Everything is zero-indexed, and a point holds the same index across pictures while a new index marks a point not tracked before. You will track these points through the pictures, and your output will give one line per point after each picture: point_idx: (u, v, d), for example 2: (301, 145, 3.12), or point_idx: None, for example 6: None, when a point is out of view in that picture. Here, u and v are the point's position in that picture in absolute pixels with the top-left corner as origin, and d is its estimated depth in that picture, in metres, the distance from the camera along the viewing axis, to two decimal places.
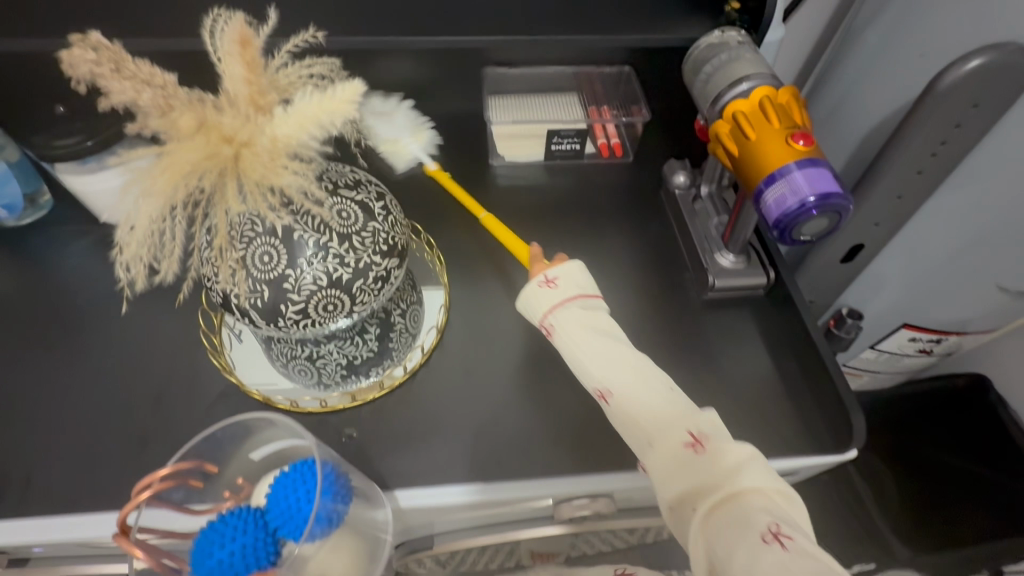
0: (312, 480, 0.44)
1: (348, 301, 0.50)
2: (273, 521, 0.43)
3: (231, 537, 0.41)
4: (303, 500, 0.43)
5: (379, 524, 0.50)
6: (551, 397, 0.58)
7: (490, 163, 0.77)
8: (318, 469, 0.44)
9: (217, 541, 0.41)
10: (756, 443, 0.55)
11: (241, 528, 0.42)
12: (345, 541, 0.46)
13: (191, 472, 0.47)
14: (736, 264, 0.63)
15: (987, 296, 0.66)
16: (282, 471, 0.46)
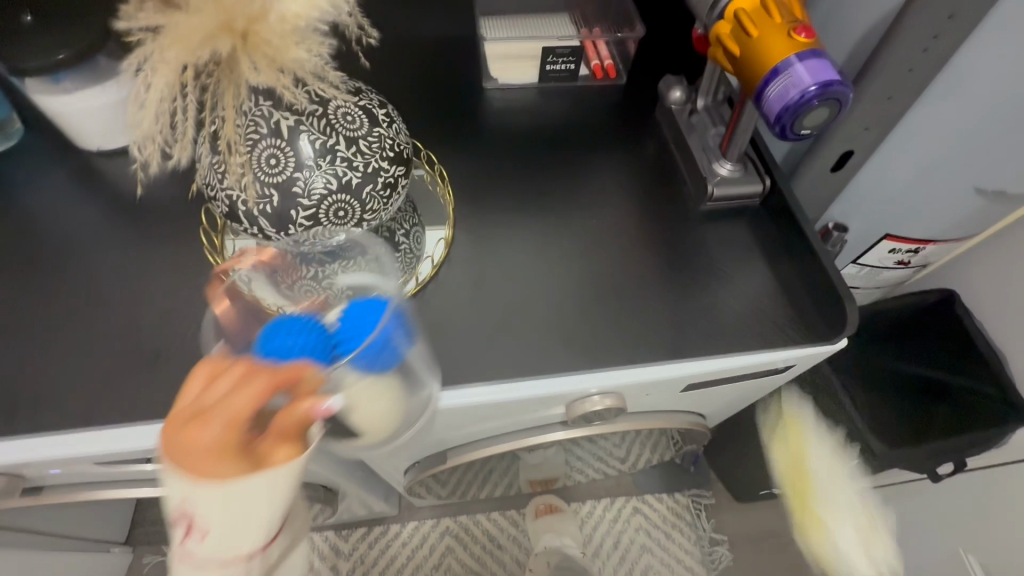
0: (382, 317, 0.44)
1: (358, 208, 0.50)
2: (339, 335, 0.43)
3: (299, 330, 0.42)
4: (368, 326, 0.43)
5: (423, 401, 0.52)
6: (558, 305, 0.59)
7: (484, 86, 0.76)
8: (391, 313, 0.45)
9: (286, 329, 0.42)
10: (752, 339, 0.58)
11: (308, 327, 0.42)
12: (393, 389, 0.46)
13: (280, 266, 0.50)
14: (733, 173, 0.64)
15: (962, 200, 0.70)
16: (361, 299, 0.47)
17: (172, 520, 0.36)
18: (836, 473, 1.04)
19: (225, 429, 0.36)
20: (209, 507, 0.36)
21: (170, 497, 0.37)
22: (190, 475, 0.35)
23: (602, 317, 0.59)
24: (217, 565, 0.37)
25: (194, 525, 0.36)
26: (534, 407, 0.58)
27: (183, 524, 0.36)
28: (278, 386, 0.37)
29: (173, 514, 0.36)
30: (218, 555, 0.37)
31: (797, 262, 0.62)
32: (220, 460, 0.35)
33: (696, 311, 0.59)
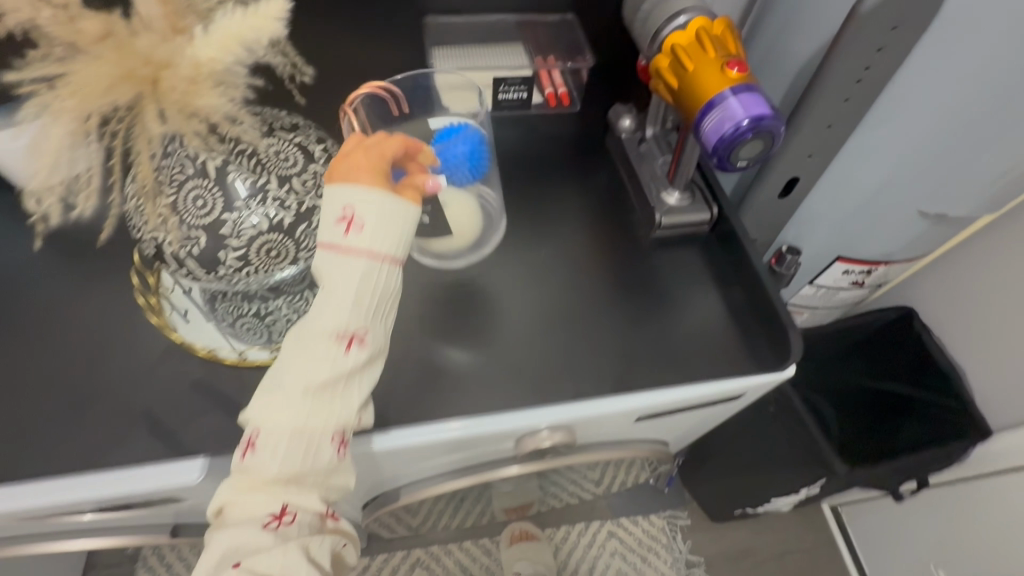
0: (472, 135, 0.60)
1: (292, 248, 0.48)
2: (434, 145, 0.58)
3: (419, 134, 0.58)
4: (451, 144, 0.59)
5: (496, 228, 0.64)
6: (506, 339, 0.58)
7: (438, 115, 0.76)
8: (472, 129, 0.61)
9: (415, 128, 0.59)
10: (700, 369, 0.57)
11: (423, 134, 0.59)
12: (471, 206, 0.61)
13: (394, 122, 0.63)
14: (681, 202, 0.64)
15: (908, 223, 0.71)
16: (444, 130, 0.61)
17: (332, 220, 0.42)
18: (806, 492, 1.04)
19: (378, 157, 0.44)
20: (369, 209, 0.42)
21: (329, 205, 0.43)
22: (342, 178, 0.43)
23: (550, 350, 0.58)
24: (355, 258, 0.42)
25: (353, 221, 0.42)
26: (484, 444, 0.57)
27: (343, 220, 0.42)
28: (406, 148, 0.47)
29: (336, 215, 0.42)
30: (369, 251, 0.42)
31: (747, 289, 0.62)
32: (368, 171, 0.43)
33: (645, 341, 0.59)
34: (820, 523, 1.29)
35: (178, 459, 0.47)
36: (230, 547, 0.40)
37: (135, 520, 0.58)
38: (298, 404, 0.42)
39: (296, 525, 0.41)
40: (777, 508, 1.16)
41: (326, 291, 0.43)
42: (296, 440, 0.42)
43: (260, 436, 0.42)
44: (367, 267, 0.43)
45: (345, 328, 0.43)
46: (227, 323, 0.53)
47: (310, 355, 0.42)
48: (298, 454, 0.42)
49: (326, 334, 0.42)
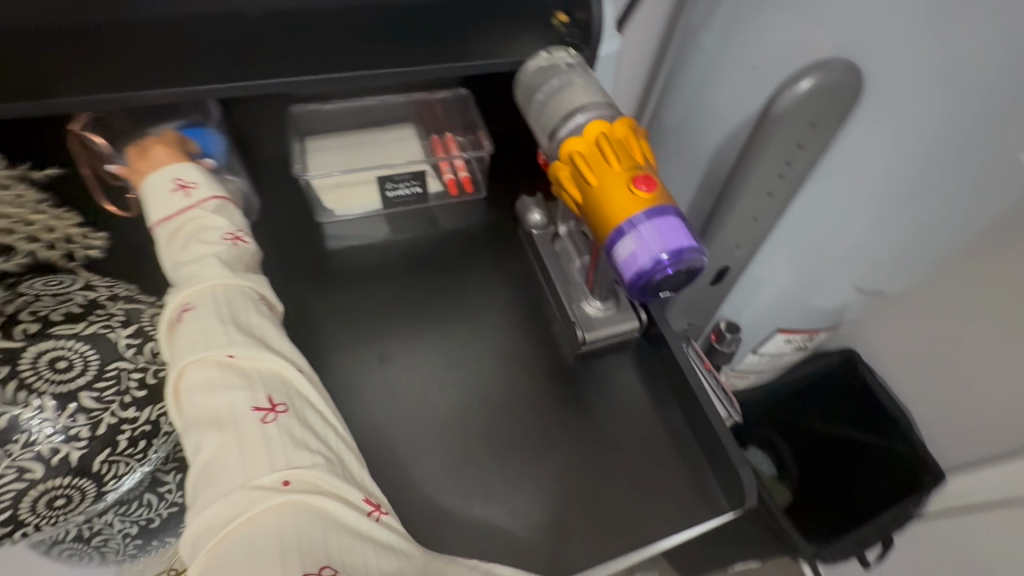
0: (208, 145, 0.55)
1: (90, 486, 0.35)
2: None
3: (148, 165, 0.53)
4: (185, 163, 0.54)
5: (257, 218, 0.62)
6: (412, 521, 0.48)
7: (318, 220, 0.65)
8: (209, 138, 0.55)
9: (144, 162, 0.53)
10: (645, 524, 0.49)
11: None
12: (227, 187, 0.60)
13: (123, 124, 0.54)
14: (604, 311, 0.56)
15: (845, 296, 0.66)
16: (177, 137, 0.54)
17: (171, 194, 0.47)
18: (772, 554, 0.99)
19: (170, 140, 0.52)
20: (193, 166, 0.49)
21: (160, 190, 0.47)
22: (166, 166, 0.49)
23: (470, 524, 0.48)
24: (200, 204, 0.47)
25: (187, 187, 0.48)
26: None
27: (180, 185, 0.48)
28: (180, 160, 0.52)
29: (172, 188, 0.47)
30: (214, 192, 0.49)
31: (687, 408, 0.55)
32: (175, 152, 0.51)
33: (578, 494, 0.50)
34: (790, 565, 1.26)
35: None
36: (235, 454, 0.35)
37: None
38: (214, 269, 0.43)
39: (292, 412, 0.38)
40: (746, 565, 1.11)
41: (199, 224, 0.46)
42: (228, 297, 0.42)
43: (198, 303, 0.40)
44: (219, 205, 0.48)
45: (223, 229, 0.46)
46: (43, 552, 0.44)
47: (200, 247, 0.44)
48: (247, 322, 0.41)
49: (212, 237, 0.45)
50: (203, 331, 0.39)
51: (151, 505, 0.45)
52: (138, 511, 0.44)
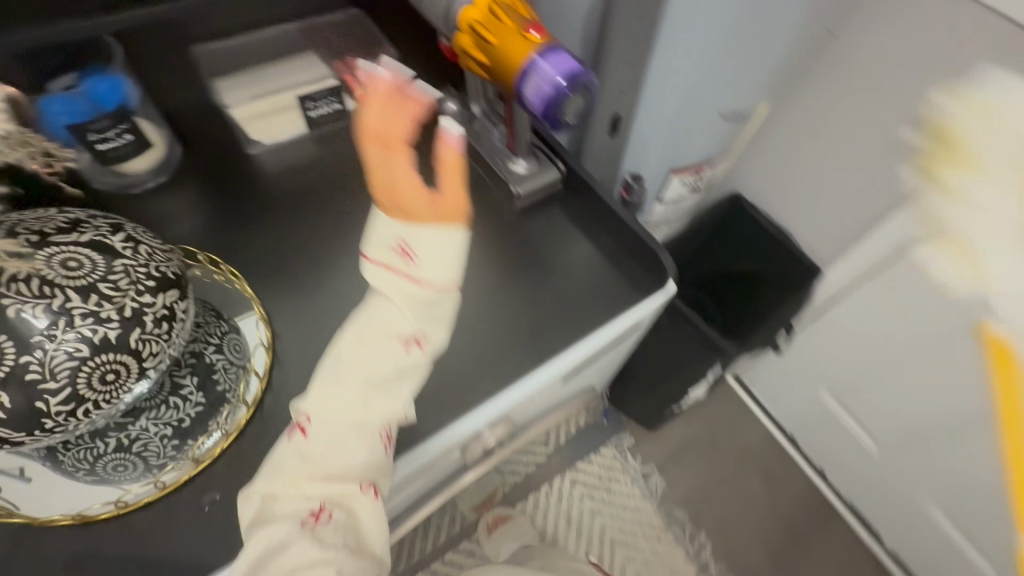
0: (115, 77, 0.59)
1: (132, 362, 0.40)
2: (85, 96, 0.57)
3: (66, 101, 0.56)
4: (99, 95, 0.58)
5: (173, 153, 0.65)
6: None
7: (249, 152, 0.68)
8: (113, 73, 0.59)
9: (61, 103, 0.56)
10: (599, 316, 0.61)
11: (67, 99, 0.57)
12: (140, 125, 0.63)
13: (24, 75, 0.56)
14: (529, 168, 0.66)
15: (715, 126, 0.81)
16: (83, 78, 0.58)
17: (391, 250, 0.45)
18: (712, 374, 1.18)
19: (411, 175, 0.48)
20: (423, 242, 0.45)
21: (386, 236, 0.46)
22: (404, 219, 0.45)
23: (464, 351, 0.58)
24: (413, 284, 0.45)
25: (409, 254, 0.45)
26: (437, 461, 0.56)
27: (399, 250, 0.45)
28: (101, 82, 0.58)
29: (393, 246, 0.45)
30: (433, 279, 0.45)
31: (612, 230, 0.66)
32: (405, 204, 0.46)
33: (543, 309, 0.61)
34: (731, 394, 1.49)
35: None
36: (273, 505, 0.41)
37: None
38: (380, 366, 0.44)
39: (332, 524, 0.41)
40: (695, 396, 1.31)
41: (391, 286, 0.45)
42: (384, 368, 0.44)
43: (312, 417, 0.42)
44: (429, 294, 0.45)
45: (396, 243, 0.45)
46: (89, 469, 0.47)
47: (384, 280, 0.45)
48: (370, 432, 0.43)
49: (394, 348, 0.44)
50: (317, 446, 0.42)
51: (178, 407, 0.49)
52: (168, 414, 0.48)
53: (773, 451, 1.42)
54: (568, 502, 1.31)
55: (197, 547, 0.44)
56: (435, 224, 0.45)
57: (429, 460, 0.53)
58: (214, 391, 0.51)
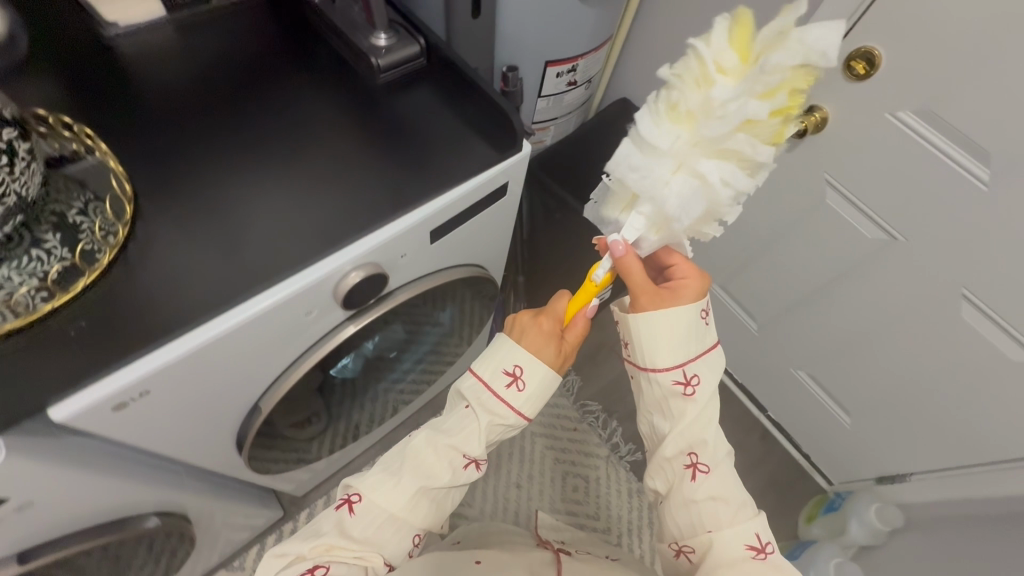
0: None
1: None
2: None
3: None
4: None
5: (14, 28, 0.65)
6: (279, 212, 0.59)
7: (105, 35, 0.68)
8: None
9: None
10: (461, 172, 0.66)
11: None
12: None
13: None
14: (391, 41, 0.69)
15: (580, 13, 0.86)
16: None
17: (505, 371, 0.61)
18: None
19: (553, 337, 0.63)
20: (534, 369, 0.61)
21: (507, 358, 0.62)
22: (530, 344, 0.62)
23: (329, 200, 0.61)
24: (508, 409, 0.61)
25: (517, 377, 0.61)
26: (292, 315, 0.58)
27: (512, 375, 0.61)
28: None
29: (508, 369, 0.61)
30: (517, 403, 0.61)
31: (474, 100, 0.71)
32: (553, 354, 0.62)
33: (408, 167, 0.65)
34: None
35: None
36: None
37: None
38: (444, 472, 0.59)
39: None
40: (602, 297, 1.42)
41: (491, 429, 0.61)
42: (449, 500, 0.61)
43: (479, 461, 0.61)
44: (513, 420, 0.61)
45: (508, 366, 0.61)
46: None
47: (488, 374, 0.61)
48: (412, 499, 0.58)
49: (464, 454, 0.60)
50: (357, 523, 0.56)
51: (43, 260, 0.49)
52: (32, 264, 0.48)
53: None
54: None
55: (64, 364, 0.47)
56: (547, 371, 0.62)
57: (260, 313, 0.54)
58: (79, 248, 0.51)
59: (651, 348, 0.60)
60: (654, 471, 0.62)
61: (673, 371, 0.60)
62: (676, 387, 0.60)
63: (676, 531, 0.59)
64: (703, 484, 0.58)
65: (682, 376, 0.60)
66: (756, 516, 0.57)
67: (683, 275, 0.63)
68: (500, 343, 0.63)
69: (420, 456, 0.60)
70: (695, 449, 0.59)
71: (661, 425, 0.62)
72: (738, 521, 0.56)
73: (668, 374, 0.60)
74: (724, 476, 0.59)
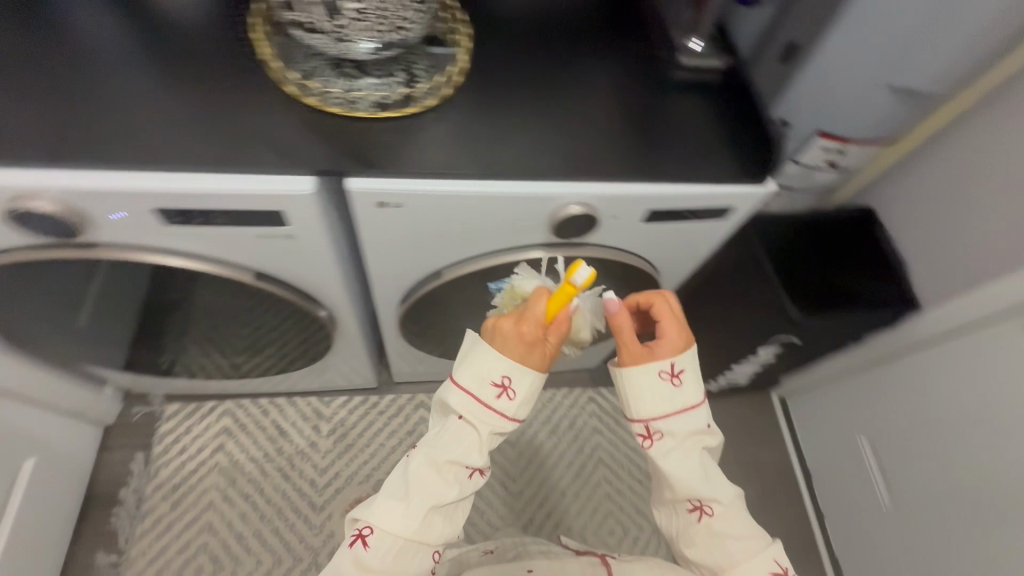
0: None
1: (392, 13, 0.65)
2: None
3: None
4: None
5: None
6: (546, 133, 0.70)
7: None
8: None
9: None
10: (701, 174, 0.71)
11: None
12: None
13: None
14: (702, 48, 0.77)
15: (881, 98, 0.84)
16: None
17: (493, 383, 0.58)
18: (762, 359, 1.22)
19: (540, 343, 0.58)
20: (523, 380, 0.58)
21: (493, 368, 0.58)
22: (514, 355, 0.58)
23: (587, 142, 0.70)
24: (502, 417, 0.58)
25: (505, 387, 0.58)
26: (513, 212, 0.69)
27: (501, 386, 0.58)
28: None
29: (496, 380, 0.58)
30: (512, 411, 0.58)
31: (745, 125, 0.75)
32: (541, 360, 0.59)
33: (660, 149, 0.72)
34: (770, 411, 1.51)
35: (293, 172, 0.60)
36: None
37: (234, 252, 0.68)
38: (446, 491, 0.56)
39: None
40: (737, 380, 1.34)
41: (485, 447, 0.58)
42: (461, 513, 0.59)
43: (475, 472, 0.58)
44: (508, 425, 0.59)
45: (497, 378, 0.58)
46: (327, 89, 0.66)
47: (476, 390, 0.58)
48: (422, 523, 0.55)
49: (464, 471, 0.57)
50: (376, 556, 0.54)
51: (392, 85, 0.68)
52: (386, 82, 0.68)
53: (784, 478, 1.42)
54: (583, 436, 1.40)
55: (371, 155, 0.63)
56: (532, 372, 0.59)
57: (473, 198, 0.66)
58: (416, 89, 0.69)
59: (637, 401, 0.60)
60: (664, 516, 0.62)
61: (638, 424, 0.60)
62: (666, 385, 0.60)
63: (699, 566, 0.59)
64: (716, 524, 0.58)
65: (669, 368, 0.60)
66: (770, 543, 0.58)
67: (662, 314, 0.62)
68: (478, 354, 0.59)
69: (416, 479, 0.56)
70: (701, 498, 0.58)
71: (660, 482, 0.61)
72: (755, 551, 0.57)
73: (654, 377, 0.60)
74: (732, 515, 0.58)
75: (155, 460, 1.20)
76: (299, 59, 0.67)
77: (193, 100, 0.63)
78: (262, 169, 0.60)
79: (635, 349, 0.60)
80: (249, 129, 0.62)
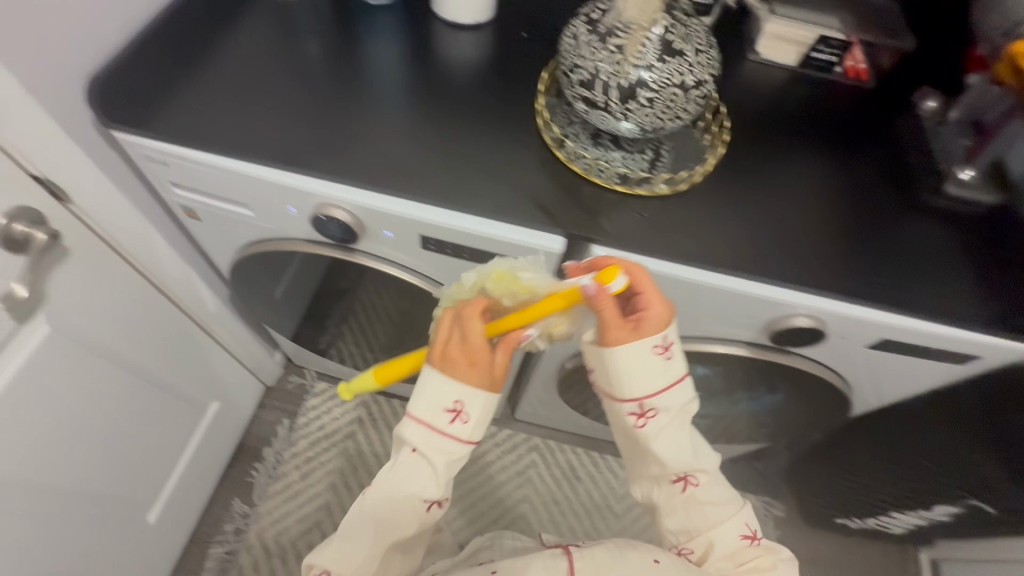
0: None
1: (682, 105, 0.62)
2: None
3: None
4: None
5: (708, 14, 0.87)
6: (788, 236, 0.68)
7: (745, 57, 0.88)
8: None
9: None
10: (955, 316, 0.65)
11: None
12: None
13: None
14: (973, 180, 0.73)
15: None
16: None
17: (446, 410, 0.54)
18: (931, 515, 1.07)
19: (496, 364, 0.54)
20: (479, 403, 0.54)
21: (444, 395, 0.54)
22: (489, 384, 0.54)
23: (830, 255, 0.67)
24: (459, 440, 0.55)
25: (461, 413, 0.54)
26: (737, 307, 0.67)
27: (455, 411, 0.54)
28: None
29: (450, 407, 0.54)
30: (469, 435, 0.55)
31: (1010, 272, 0.68)
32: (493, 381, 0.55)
33: (909, 277, 0.67)
34: (912, 570, 1.31)
35: (549, 229, 0.64)
36: None
37: (459, 281, 0.74)
38: (408, 523, 0.55)
39: None
40: (887, 526, 1.18)
41: (441, 485, 0.55)
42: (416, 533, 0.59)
43: (439, 503, 0.56)
44: (463, 448, 0.56)
45: (449, 406, 0.54)
46: (587, 158, 0.70)
47: (428, 421, 0.54)
48: (374, 556, 0.55)
49: (428, 505, 0.55)
50: None
51: (644, 165, 0.70)
52: (640, 162, 0.71)
53: None
54: None
55: (619, 225, 0.66)
56: (484, 388, 0.54)
57: (735, 293, 0.65)
58: (668, 174, 0.70)
59: (630, 375, 0.57)
60: (635, 483, 0.64)
61: (627, 402, 0.58)
62: (659, 360, 0.57)
63: (676, 536, 0.60)
64: (694, 494, 0.59)
65: (659, 341, 0.57)
66: (742, 507, 0.60)
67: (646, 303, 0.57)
68: (430, 385, 0.54)
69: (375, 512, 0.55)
70: (690, 469, 0.59)
71: (633, 443, 0.61)
72: (729, 513, 0.59)
73: (642, 357, 0.57)
74: (716, 484, 0.60)
75: (297, 430, 1.32)
76: (564, 124, 0.73)
77: (471, 142, 0.70)
78: (521, 221, 0.64)
79: (623, 336, 0.56)
80: (515, 180, 0.67)
